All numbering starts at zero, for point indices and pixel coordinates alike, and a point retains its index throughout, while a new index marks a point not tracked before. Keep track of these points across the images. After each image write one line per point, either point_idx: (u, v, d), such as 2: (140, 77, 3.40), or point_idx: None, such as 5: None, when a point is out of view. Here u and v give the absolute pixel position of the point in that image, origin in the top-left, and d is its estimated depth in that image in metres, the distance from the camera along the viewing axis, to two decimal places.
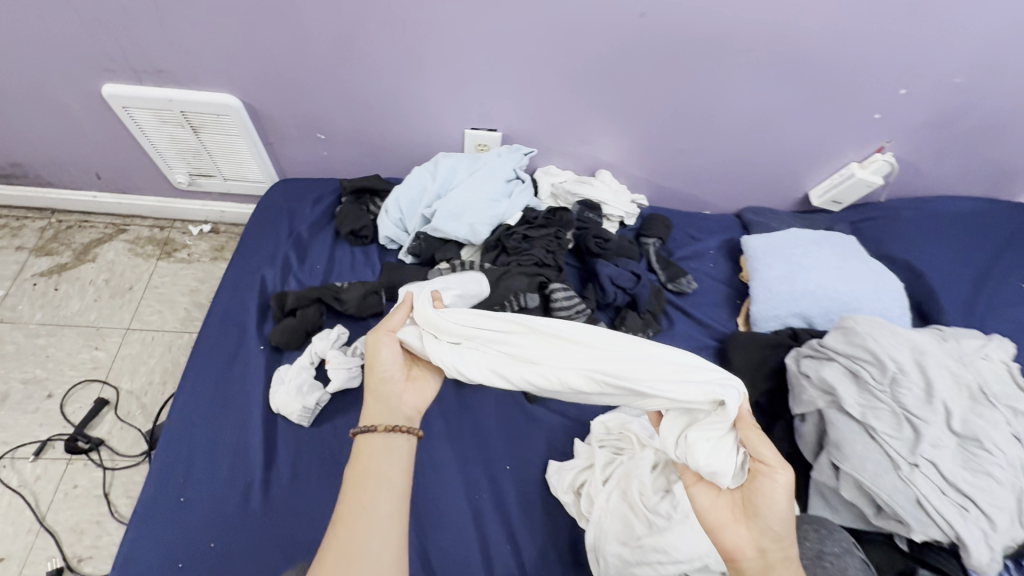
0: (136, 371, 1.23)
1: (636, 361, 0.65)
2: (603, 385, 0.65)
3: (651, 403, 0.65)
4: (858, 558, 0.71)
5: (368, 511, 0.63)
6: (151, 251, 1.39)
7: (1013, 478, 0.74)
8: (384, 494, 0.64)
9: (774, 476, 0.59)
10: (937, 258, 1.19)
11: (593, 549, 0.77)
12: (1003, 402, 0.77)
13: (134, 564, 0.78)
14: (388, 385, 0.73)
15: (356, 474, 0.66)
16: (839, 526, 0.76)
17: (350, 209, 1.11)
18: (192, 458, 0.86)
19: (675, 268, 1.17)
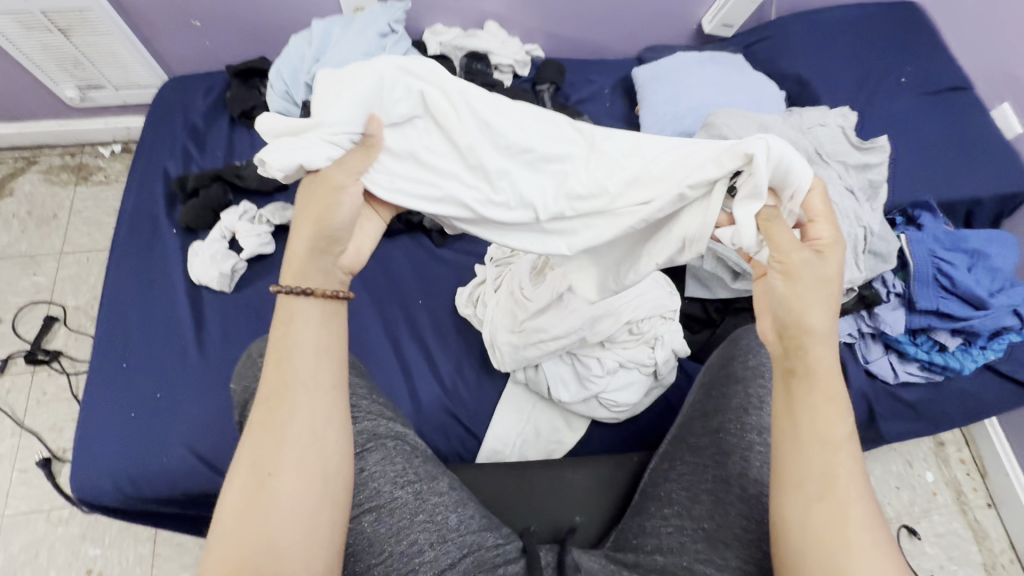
0: (79, 290, 1.29)
1: (664, 175, 0.58)
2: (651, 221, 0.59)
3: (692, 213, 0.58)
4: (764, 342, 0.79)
5: (294, 379, 0.55)
6: (67, 177, 1.40)
7: (845, 224, 0.84)
8: (318, 356, 0.57)
9: (819, 262, 0.55)
10: (820, 64, 1.23)
11: (491, 344, 0.88)
12: (835, 159, 0.85)
13: (93, 420, 0.88)
14: (335, 244, 0.59)
15: (281, 333, 0.57)
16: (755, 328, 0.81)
17: (240, 92, 1.12)
18: (128, 332, 0.94)
19: (569, 109, 1.20)
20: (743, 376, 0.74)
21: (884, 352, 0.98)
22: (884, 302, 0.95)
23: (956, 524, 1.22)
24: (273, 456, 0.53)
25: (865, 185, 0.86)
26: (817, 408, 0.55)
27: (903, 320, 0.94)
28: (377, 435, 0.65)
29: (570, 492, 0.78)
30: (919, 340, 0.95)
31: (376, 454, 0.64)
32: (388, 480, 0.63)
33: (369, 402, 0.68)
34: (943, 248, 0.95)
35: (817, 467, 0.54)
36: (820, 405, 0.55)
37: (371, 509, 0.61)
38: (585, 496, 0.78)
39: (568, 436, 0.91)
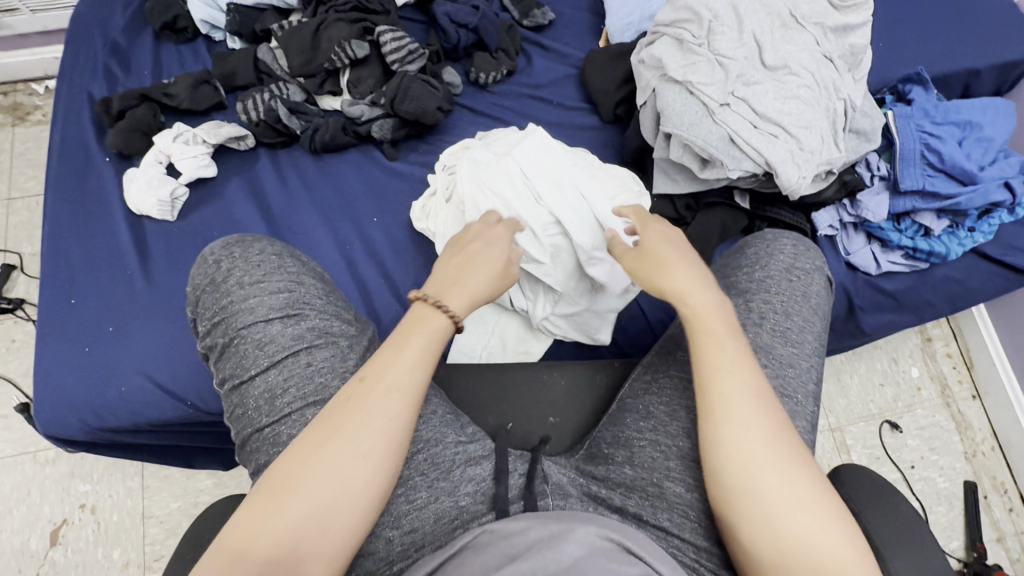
0: (33, 236, 1.24)
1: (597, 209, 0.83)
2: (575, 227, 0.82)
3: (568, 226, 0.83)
4: (786, 243, 0.74)
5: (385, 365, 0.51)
6: (2, 119, 1.31)
7: (820, 98, 0.77)
8: (419, 356, 0.52)
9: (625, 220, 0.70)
10: None
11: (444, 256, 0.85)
12: (811, 23, 0.78)
13: (47, 357, 0.86)
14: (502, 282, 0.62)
15: (404, 328, 0.54)
16: (770, 238, 0.75)
17: (158, 0, 1.01)
18: (71, 268, 0.90)
19: (528, 1, 1.09)
20: (745, 287, 0.70)
21: (865, 242, 0.92)
22: (867, 187, 0.89)
23: (939, 417, 1.22)
24: (326, 436, 0.46)
25: (845, 50, 0.78)
26: (708, 347, 0.54)
27: (886, 205, 0.88)
28: (330, 333, 0.58)
29: (544, 400, 0.70)
30: (903, 226, 0.90)
31: (328, 353, 0.57)
32: (338, 375, 0.56)
33: (325, 301, 0.61)
34: (932, 124, 0.87)
35: (712, 395, 0.51)
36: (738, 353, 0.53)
37: (318, 403, 0.54)
38: (559, 401, 0.71)
39: (535, 345, 0.89)
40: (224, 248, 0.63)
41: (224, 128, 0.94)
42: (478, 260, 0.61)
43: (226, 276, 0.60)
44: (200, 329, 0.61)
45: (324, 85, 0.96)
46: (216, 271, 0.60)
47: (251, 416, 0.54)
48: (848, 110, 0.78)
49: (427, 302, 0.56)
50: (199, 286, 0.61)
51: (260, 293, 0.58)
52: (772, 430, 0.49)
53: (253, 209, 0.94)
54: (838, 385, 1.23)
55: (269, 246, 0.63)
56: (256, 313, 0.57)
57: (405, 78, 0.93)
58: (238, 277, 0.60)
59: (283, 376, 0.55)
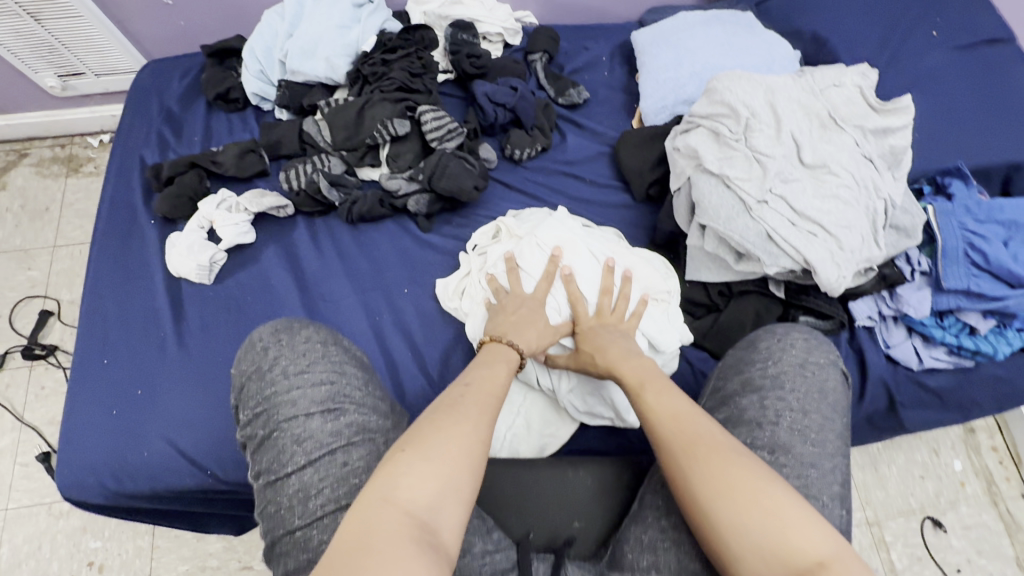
0: (73, 283, 1.28)
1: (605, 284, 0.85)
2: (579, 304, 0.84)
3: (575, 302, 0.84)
4: (797, 333, 0.75)
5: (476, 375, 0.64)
6: (58, 170, 1.39)
7: (860, 197, 0.76)
8: (502, 372, 0.66)
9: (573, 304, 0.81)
10: (840, 21, 1.12)
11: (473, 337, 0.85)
12: (850, 125, 0.78)
13: (74, 417, 0.86)
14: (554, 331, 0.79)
15: (482, 359, 0.69)
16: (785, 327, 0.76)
17: (214, 73, 1.07)
18: (108, 327, 0.92)
19: (564, 81, 1.12)
20: (761, 385, 0.69)
21: (906, 335, 0.90)
22: (907, 281, 0.87)
23: (986, 517, 1.14)
24: (444, 417, 0.54)
25: (886, 151, 0.78)
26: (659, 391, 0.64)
27: (929, 301, 0.85)
28: (367, 429, 0.57)
29: (568, 500, 0.68)
30: (946, 322, 0.86)
31: (365, 452, 0.55)
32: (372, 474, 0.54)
33: (365, 393, 0.61)
34: (975, 222, 0.85)
35: (667, 415, 0.60)
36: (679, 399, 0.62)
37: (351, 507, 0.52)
38: (583, 501, 0.68)
39: (561, 428, 0.85)
40: (272, 333, 0.64)
41: (267, 198, 0.97)
42: (529, 318, 0.77)
43: (271, 365, 0.60)
44: (241, 416, 0.60)
45: (364, 158, 0.99)
46: (264, 359, 0.61)
47: (284, 516, 0.52)
48: (889, 210, 0.77)
49: (498, 344, 0.72)
50: (244, 372, 0.61)
51: (303, 385, 0.58)
52: (724, 439, 0.55)
53: (288, 275, 0.96)
54: (875, 475, 1.17)
55: (315, 334, 0.64)
56: (298, 406, 0.57)
57: (443, 157, 0.95)
58: (284, 366, 0.60)
59: (318, 476, 0.53)
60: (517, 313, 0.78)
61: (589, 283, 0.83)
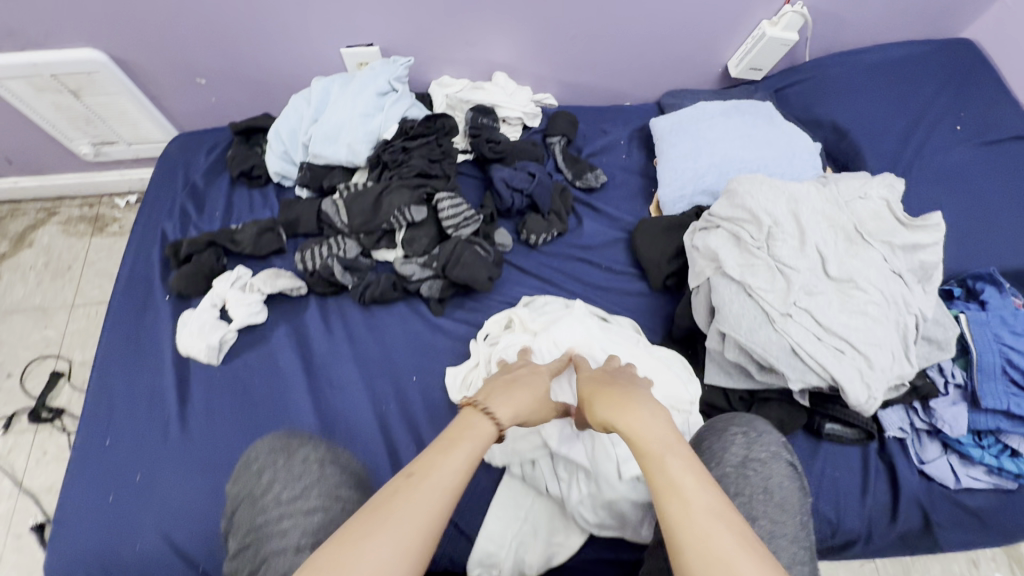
0: (86, 344, 1.28)
1: None
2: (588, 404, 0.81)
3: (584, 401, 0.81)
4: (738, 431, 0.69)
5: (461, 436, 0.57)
6: (83, 229, 1.42)
7: (890, 314, 0.73)
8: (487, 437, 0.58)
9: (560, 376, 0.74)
10: (862, 114, 1.12)
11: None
12: (878, 240, 0.76)
13: (68, 503, 0.84)
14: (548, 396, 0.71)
15: (456, 428, 0.59)
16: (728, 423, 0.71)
17: (240, 151, 1.10)
18: (113, 406, 0.91)
19: (582, 164, 1.13)
20: None
21: (941, 450, 0.84)
22: (941, 394, 0.83)
23: None
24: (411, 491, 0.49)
25: (915, 266, 0.75)
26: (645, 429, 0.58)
27: (965, 418, 0.81)
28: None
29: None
30: (985, 442, 0.81)
31: None
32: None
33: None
34: (1012, 335, 0.81)
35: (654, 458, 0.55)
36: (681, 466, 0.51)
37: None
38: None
39: (568, 538, 0.80)
40: (268, 449, 0.63)
41: (282, 278, 0.98)
42: (519, 384, 0.70)
43: (265, 491, 0.58)
44: (231, 543, 0.59)
45: (380, 241, 0.99)
46: (257, 484, 0.60)
47: None
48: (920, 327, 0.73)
49: (478, 407, 0.62)
50: (238, 497, 0.60)
51: (295, 516, 0.56)
52: (709, 522, 0.46)
53: (296, 357, 0.95)
54: None
55: (311, 451, 0.63)
56: (288, 540, 0.54)
57: (458, 245, 0.95)
58: (277, 492, 0.58)
59: None
60: (506, 380, 0.70)
61: None
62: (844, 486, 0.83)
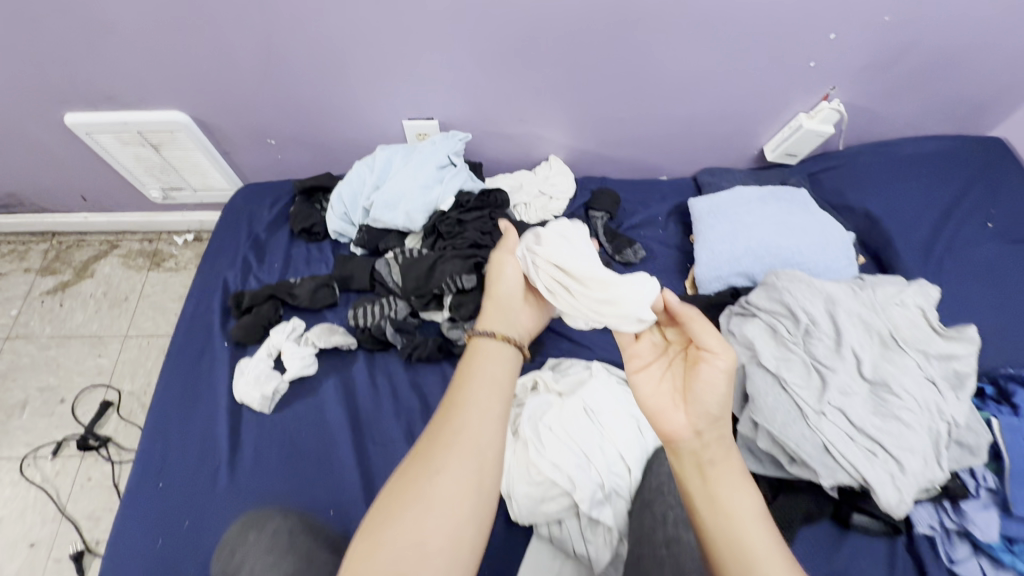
0: (136, 374, 1.35)
1: (640, 442, 0.86)
2: (624, 469, 0.83)
3: (620, 465, 0.84)
4: None
5: (471, 395, 0.63)
6: (142, 262, 1.50)
7: (925, 421, 0.75)
8: (496, 372, 0.67)
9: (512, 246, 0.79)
10: (893, 205, 1.17)
11: (508, 494, 0.84)
12: (913, 346, 0.78)
13: (119, 542, 0.88)
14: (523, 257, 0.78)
15: (470, 359, 0.68)
16: None
17: (302, 208, 1.18)
18: (168, 448, 0.96)
19: (621, 239, 1.18)
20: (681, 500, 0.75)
21: (971, 552, 0.85)
22: (971, 497, 0.84)
23: None
24: (443, 454, 0.58)
25: (950, 373, 0.77)
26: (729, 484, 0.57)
27: (997, 524, 0.82)
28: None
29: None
30: (1016, 548, 0.82)
31: None
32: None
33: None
34: None
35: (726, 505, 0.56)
36: (731, 483, 0.57)
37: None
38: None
39: None
40: (240, 531, 0.69)
41: (335, 334, 1.03)
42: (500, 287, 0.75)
43: (241, 563, 0.65)
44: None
45: (429, 304, 1.04)
46: (230, 559, 0.66)
47: None
48: (951, 434, 0.76)
49: (483, 332, 0.69)
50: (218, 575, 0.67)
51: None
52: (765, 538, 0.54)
53: (342, 409, 0.99)
54: None
55: (284, 523, 0.69)
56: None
57: None
58: (250, 566, 0.64)
59: None
60: (497, 291, 0.75)
61: (624, 441, 0.85)
62: None
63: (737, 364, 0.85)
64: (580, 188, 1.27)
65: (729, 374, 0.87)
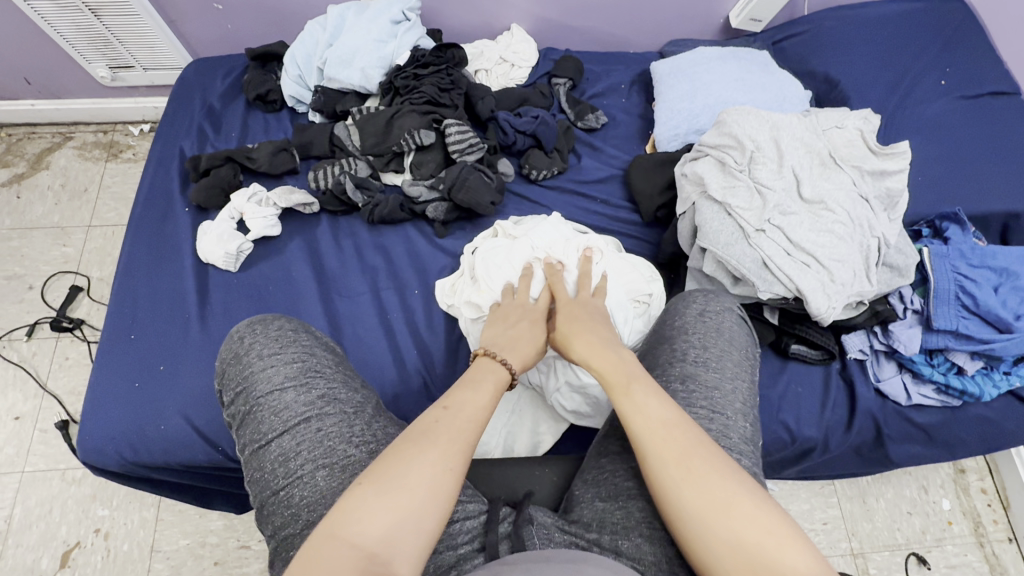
0: (104, 262, 1.35)
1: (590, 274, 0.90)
2: None
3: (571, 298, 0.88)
4: (735, 312, 0.77)
5: (457, 402, 0.59)
6: (98, 154, 1.46)
7: (856, 234, 0.81)
8: (487, 396, 0.62)
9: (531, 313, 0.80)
10: (856, 64, 1.16)
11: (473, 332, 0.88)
12: (849, 165, 0.85)
13: (96, 387, 0.91)
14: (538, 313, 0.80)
15: (469, 378, 0.65)
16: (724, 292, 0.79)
17: (256, 74, 1.15)
18: (136, 305, 0.97)
19: (583, 106, 1.17)
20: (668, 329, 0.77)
21: (896, 370, 0.93)
22: (900, 319, 0.91)
23: (971, 557, 1.15)
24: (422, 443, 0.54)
25: (882, 192, 0.84)
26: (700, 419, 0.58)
27: (918, 339, 0.89)
28: (337, 399, 0.63)
29: (522, 492, 0.73)
30: (935, 361, 0.90)
31: (280, 404, 0.61)
32: (345, 441, 0.60)
33: (335, 369, 0.67)
34: (968, 266, 0.89)
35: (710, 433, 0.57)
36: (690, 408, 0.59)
37: (327, 466, 0.58)
38: (549, 494, 0.74)
39: (552, 426, 0.89)
40: (249, 327, 0.70)
41: (295, 194, 1.04)
42: (515, 324, 0.78)
43: (248, 350, 0.66)
44: (225, 398, 0.67)
45: (389, 164, 1.06)
46: (241, 345, 0.67)
47: (259, 414, 0.61)
48: (882, 248, 0.81)
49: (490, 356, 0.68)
50: (226, 360, 0.68)
51: (277, 363, 0.64)
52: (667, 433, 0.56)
53: (307, 265, 1.01)
54: (863, 507, 1.19)
55: (288, 323, 0.70)
56: (273, 382, 0.63)
57: (464, 169, 1.01)
58: (260, 350, 0.66)
59: (288, 366, 0.64)
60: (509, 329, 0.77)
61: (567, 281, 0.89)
62: (806, 400, 0.93)
63: (688, 202, 0.88)
64: (543, 57, 1.24)
65: (681, 214, 0.90)
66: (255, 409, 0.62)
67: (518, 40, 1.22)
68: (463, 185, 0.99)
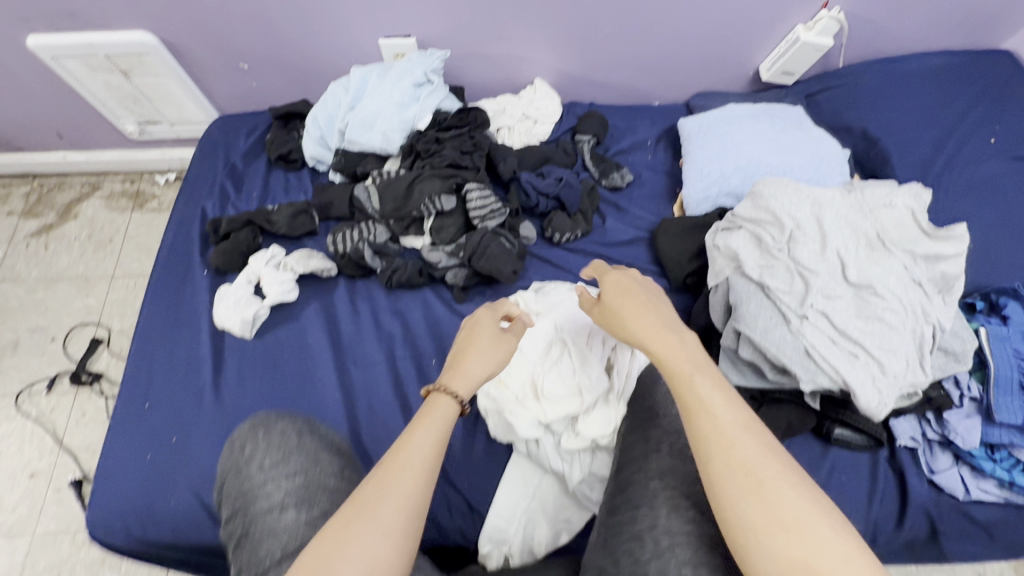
0: (124, 314, 1.35)
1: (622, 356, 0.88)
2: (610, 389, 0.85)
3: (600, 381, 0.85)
4: None
5: (402, 452, 0.55)
6: (124, 204, 1.48)
7: (908, 322, 0.75)
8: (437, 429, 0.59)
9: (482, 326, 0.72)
10: (896, 120, 1.11)
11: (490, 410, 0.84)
12: (899, 247, 0.79)
13: (107, 459, 0.89)
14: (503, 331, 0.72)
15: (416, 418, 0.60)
16: None
17: (279, 134, 1.15)
18: (151, 372, 0.96)
19: (608, 163, 1.14)
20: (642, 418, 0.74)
21: (952, 462, 0.85)
22: (955, 407, 0.84)
23: None
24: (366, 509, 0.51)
25: (936, 276, 0.78)
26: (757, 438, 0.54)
27: (978, 431, 0.81)
28: None
29: None
30: (998, 455, 0.82)
31: (279, 527, 0.57)
32: None
33: (340, 479, 0.63)
34: None
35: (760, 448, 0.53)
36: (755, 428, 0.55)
37: None
38: None
39: (575, 515, 0.83)
40: (250, 431, 0.68)
41: (313, 259, 1.02)
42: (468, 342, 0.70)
43: (249, 461, 0.64)
44: (227, 512, 0.64)
45: (409, 228, 1.04)
46: (240, 456, 0.65)
47: (257, 538, 0.57)
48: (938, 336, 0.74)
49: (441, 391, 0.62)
50: (227, 472, 0.66)
51: (278, 479, 0.61)
52: (756, 456, 0.51)
53: (323, 332, 0.98)
54: None
55: (291, 427, 0.67)
56: (274, 501, 0.59)
57: (486, 236, 0.98)
58: (261, 463, 0.63)
59: (289, 481, 0.60)
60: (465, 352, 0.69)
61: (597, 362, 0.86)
62: (851, 493, 0.85)
63: (721, 278, 0.83)
64: (567, 112, 1.22)
65: (713, 288, 0.84)
66: (253, 532, 0.58)
67: (541, 95, 1.19)
68: (484, 254, 0.96)
